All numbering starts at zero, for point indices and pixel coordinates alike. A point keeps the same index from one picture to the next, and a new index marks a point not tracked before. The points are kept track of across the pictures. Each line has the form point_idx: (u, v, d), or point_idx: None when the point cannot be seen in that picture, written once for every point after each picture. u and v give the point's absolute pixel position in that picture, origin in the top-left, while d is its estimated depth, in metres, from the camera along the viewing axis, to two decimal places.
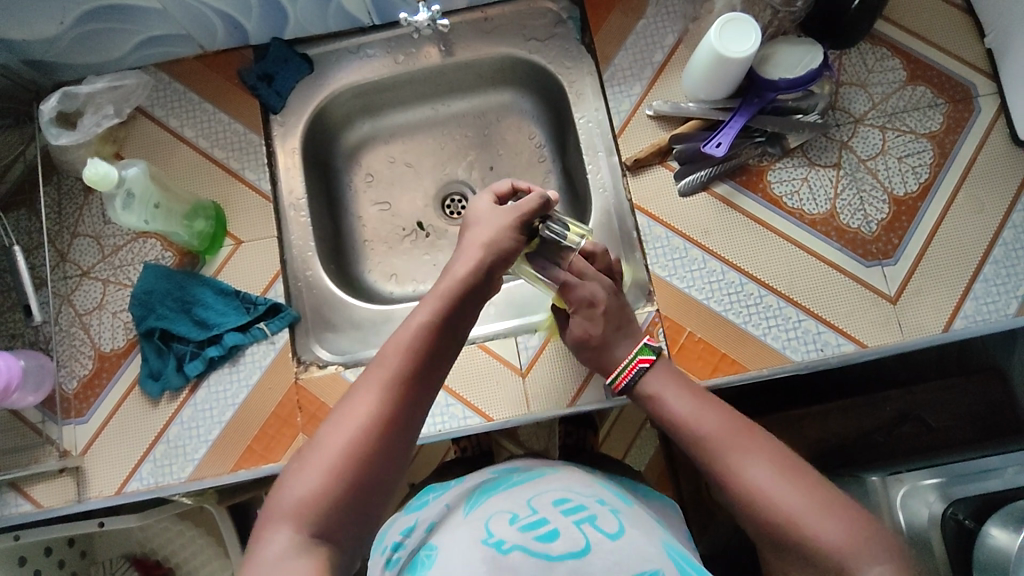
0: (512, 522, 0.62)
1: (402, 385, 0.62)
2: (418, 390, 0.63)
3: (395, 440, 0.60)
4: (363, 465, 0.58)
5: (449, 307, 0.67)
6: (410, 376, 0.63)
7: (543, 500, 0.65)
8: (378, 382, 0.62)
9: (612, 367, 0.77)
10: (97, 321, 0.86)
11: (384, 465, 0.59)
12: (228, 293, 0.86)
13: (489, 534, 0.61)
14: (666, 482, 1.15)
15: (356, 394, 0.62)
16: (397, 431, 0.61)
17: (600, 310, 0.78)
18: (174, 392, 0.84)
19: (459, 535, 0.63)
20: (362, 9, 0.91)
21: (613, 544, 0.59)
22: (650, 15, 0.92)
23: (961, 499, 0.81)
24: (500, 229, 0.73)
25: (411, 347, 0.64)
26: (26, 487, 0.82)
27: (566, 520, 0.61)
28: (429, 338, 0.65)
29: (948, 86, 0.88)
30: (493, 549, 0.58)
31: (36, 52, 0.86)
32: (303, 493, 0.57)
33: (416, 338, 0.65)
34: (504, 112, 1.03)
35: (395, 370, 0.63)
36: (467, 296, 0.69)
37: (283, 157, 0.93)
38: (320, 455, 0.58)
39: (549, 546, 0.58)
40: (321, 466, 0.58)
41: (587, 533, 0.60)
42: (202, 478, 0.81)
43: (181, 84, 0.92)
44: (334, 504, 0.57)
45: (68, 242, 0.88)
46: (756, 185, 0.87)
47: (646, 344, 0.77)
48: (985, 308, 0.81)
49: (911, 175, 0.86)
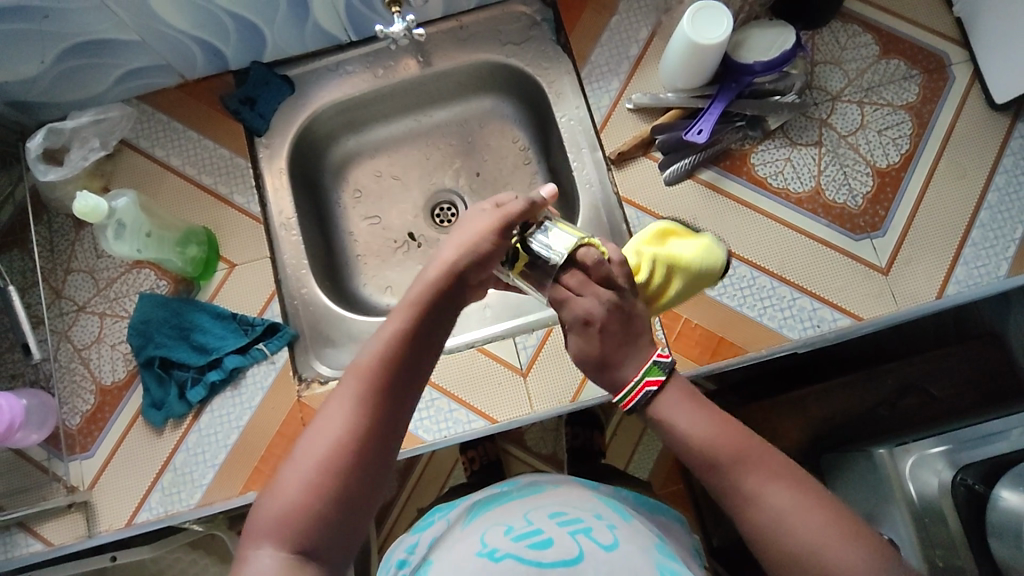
0: (507, 533, 0.62)
1: (377, 394, 0.61)
2: (393, 397, 0.62)
3: (373, 450, 0.59)
4: (341, 479, 0.57)
5: (424, 313, 0.66)
6: (383, 385, 0.62)
7: (539, 513, 0.65)
8: (352, 393, 0.61)
9: (620, 386, 0.67)
10: (96, 354, 0.86)
11: (362, 480, 0.58)
12: (224, 317, 0.87)
13: (483, 545, 0.61)
14: (676, 477, 1.15)
15: (332, 407, 0.61)
16: (374, 442, 0.60)
17: (598, 326, 0.68)
18: (177, 419, 0.84)
19: (455, 549, 0.63)
20: (339, 26, 0.93)
21: (606, 553, 0.58)
22: (623, 11, 0.93)
23: (970, 464, 0.81)
24: (476, 233, 0.70)
25: (384, 358, 0.63)
26: (35, 526, 0.81)
27: (561, 530, 0.61)
28: (404, 345, 0.64)
29: (921, 57, 0.89)
30: (485, 558, 0.59)
31: (19, 93, 0.87)
32: (281, 508, 0.56)
33: (388, 347, 0.63)
34: (485, 117, 1.04)
35: (368, 381, 0.61)
36: (446, 301, 0.67)
37: (270, 179, 0.94)
38: (296, 471, 0.57)
39: (540, 554, 0.58)
40: (299, 481, 0.57)
41: (581, 542, 0.59)
42: (211, 504, 0.81)
43: (164, 114, 0.93)
44: (314, 520, 0.56)
45: (62, 278, 0.89)
46: (740, 169, 0.88)
47: (656, 361, 0.66)
48: (977, 271, 0.82)
49: (892, 147, 0.87)
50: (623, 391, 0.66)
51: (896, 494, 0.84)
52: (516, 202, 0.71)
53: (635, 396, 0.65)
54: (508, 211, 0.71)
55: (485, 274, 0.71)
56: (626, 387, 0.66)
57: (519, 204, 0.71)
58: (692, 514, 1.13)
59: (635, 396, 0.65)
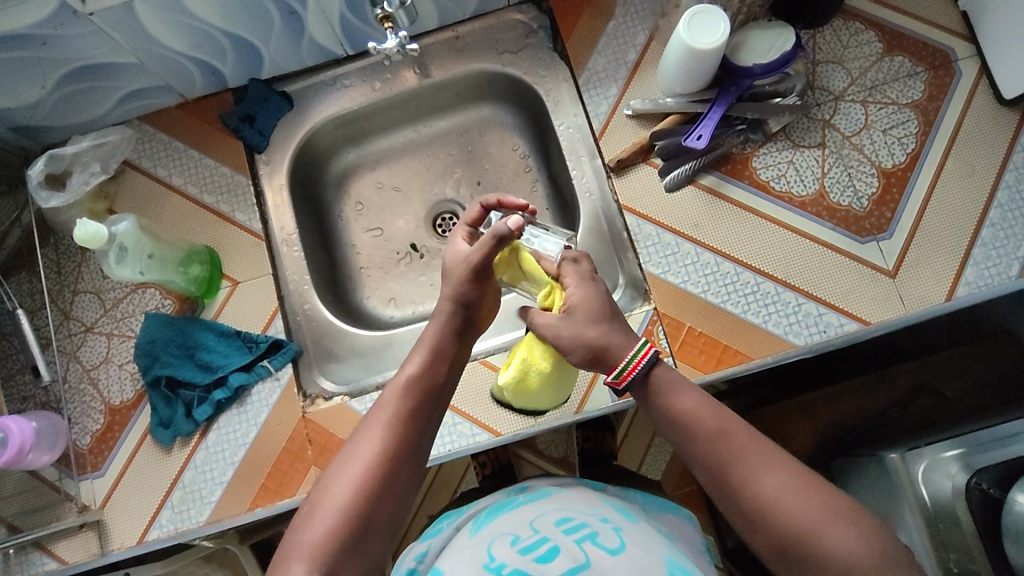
0: (513, 543, 0.61)
1: (405, 423, 0.63)
2: (420, 427, 0.64)
3: (403, 477, 0.61)
4: (373, 504, 0.58)
5: (442, 349, 0.69)
6: (412, 415, 0.64)
7: (545, 520, 0.65)
8: (383, 421, 0.63)
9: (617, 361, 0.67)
10: (105, 374, 0.87)
11: (390, 507, 0.60)
12: (229, 335, 0.87)
13: (490, 556, 0.61)
14: (688, 479, 1.14)
15: (365, 435, 0.62)
16: (405, 469, 0.61)
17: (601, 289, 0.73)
18: (185, 437, 0.84)
19: (461, 560, 0.63)
20: (334, 41, 0.93)
21: (614, 561, 0.58)
22: (619, 16, 0.92)
23: (984, 468, 0.79)
24: (459, 279, 0.71)
25: (411, 388, 0.66)
26: (50, 545, 0.82)
27: (568, 538, 0.61)
28: (427, 378, 0.67)
29: (927, 53, 0.88)
30: (492, 570, 0.58)
31: (23, 118, 0.88)
32: (317, 533, 0.56)
33: (414, 378, 0.66)
34: (485, 126, 1.03)
35: (397, 410, 0.64)
36: (456, 339, 0.71)
37: (271, 195, 0.94)
38: (331, 496, 0.58)
39: (547, 564, 0.57)
40: (334, 506, 0.58)
41: (588, 551, 0.59)
42: (220, 520, 0.81)
43: (165, 133, 0.94)
44: (348, 544, 0.56)
45: (70, 299, 0.90)
46: (742, 173, 0.86)
47: None
48: (988, 272, 0.80)
49: (897, 146, 0.85)
50: (620, 366, 0.66)
51: (909, 498, 0.82)
52: (483, 239, 0.71)
53: (636, 365, 0.66)
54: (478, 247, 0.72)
55: (480, 314, 0.73)
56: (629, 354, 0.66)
57: (488, 242, 0.71)
58: (706, 516, 1.12)
59: (639, 361, 0.66)
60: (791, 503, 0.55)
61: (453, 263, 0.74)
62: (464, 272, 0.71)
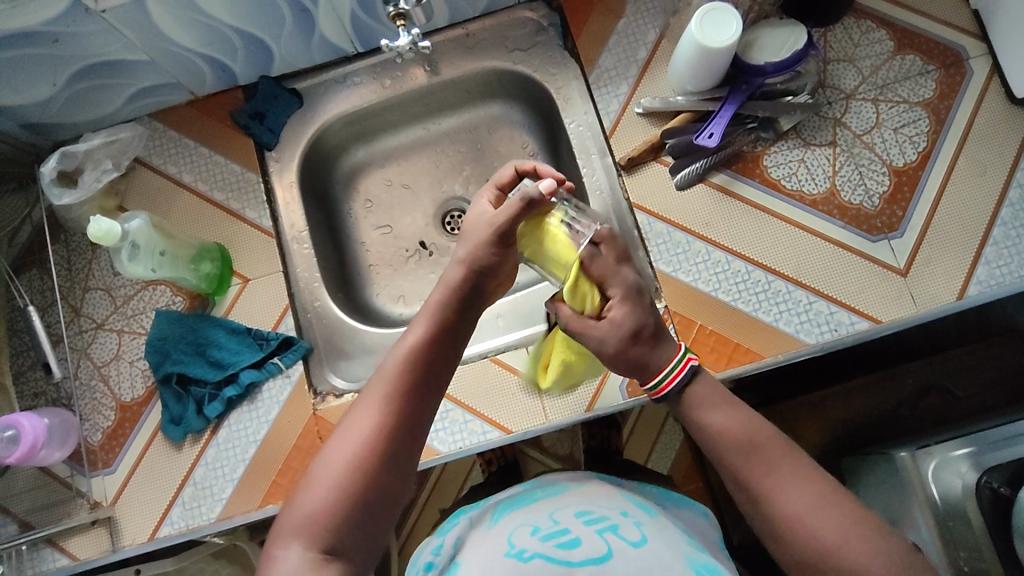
0: (533, 533, 0.62)
1: (401, 396, 0.62)
2: (419, 400, 0.63)
3: (399, 450, 0.61)
4: (367, 478, 0.58)
5: (445, 318, 0.68)
6: (409, 387, 0.63)
7: (565, 513, 0.65)
8: (379, 395, 0.62)
9: (657, 369, 0.67)
10: (115, 371, 0.88)
11: (388, 480, 0.59)
12: (239, 332, 0.87)
13: (511, 546, 0.61)
14: (695, 475, 1.14)
15: (360, 409, 0.62)
16: (401, 442, 0.61)
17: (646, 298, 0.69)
18: (196, 434, 0.84)
19: (482, 550, 0.63)
20: (345, 38, 0.93)
21: (636, 552, 0.58)
22: (630, 14, 0.93)
23: (995, 467, 0.79)
24: (476, 245, 0.69)
25: (409, 361, 0.64)
26: (61, 541, 0.83)
27: (588, 529, 0.61)
28: (428, 350, 0.65)
29: (939, 52, 0.87)
30: (513, 559, 0.59)
31: (34, 115, 0.88)
32: (311, 508, 0.57)
33: (415, 350, 0.65)
34: (494, 123, 1.03)
35: (395, 383, 0.63)
36: (462, 309, 0.69)
37: (281, 192, 0.94)
38: (324, 471, 0.59)
39: (570, 552, 0.57)
40: (326, 483, 0.58)
41: (609, 541, 0.59)
42: (231, 517, 0.81)
43: (175, 131, 0.94)
44: (344, 518, 0.57)
45: (80, 296, 0.90)
46: (753, 171, 0.86)
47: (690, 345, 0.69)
48: (999, 271, 0.80)
49: (908, 145, 0.85)
50: (661, 374, 0.66)
51: (919, 496, 0.83)
52: (510, 201, 0.68)
53: (673, 379, 0.66)
54: (503, 213, 0.68)
55: (494, 283, 0.72)
56: (666, 368, 0.66)
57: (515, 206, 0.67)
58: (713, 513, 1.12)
59: (675, 376, 0.66)
60: (814, 515, 0.57)
61: (475, 225, 0.72)
62: (484, 239, 0.69)
